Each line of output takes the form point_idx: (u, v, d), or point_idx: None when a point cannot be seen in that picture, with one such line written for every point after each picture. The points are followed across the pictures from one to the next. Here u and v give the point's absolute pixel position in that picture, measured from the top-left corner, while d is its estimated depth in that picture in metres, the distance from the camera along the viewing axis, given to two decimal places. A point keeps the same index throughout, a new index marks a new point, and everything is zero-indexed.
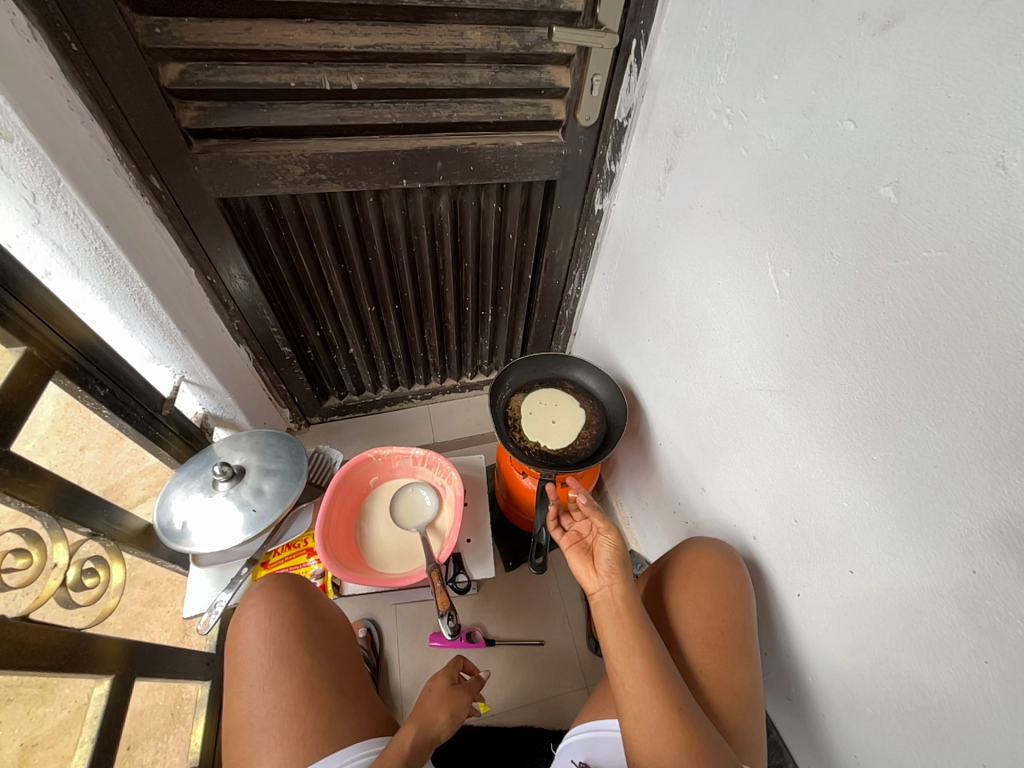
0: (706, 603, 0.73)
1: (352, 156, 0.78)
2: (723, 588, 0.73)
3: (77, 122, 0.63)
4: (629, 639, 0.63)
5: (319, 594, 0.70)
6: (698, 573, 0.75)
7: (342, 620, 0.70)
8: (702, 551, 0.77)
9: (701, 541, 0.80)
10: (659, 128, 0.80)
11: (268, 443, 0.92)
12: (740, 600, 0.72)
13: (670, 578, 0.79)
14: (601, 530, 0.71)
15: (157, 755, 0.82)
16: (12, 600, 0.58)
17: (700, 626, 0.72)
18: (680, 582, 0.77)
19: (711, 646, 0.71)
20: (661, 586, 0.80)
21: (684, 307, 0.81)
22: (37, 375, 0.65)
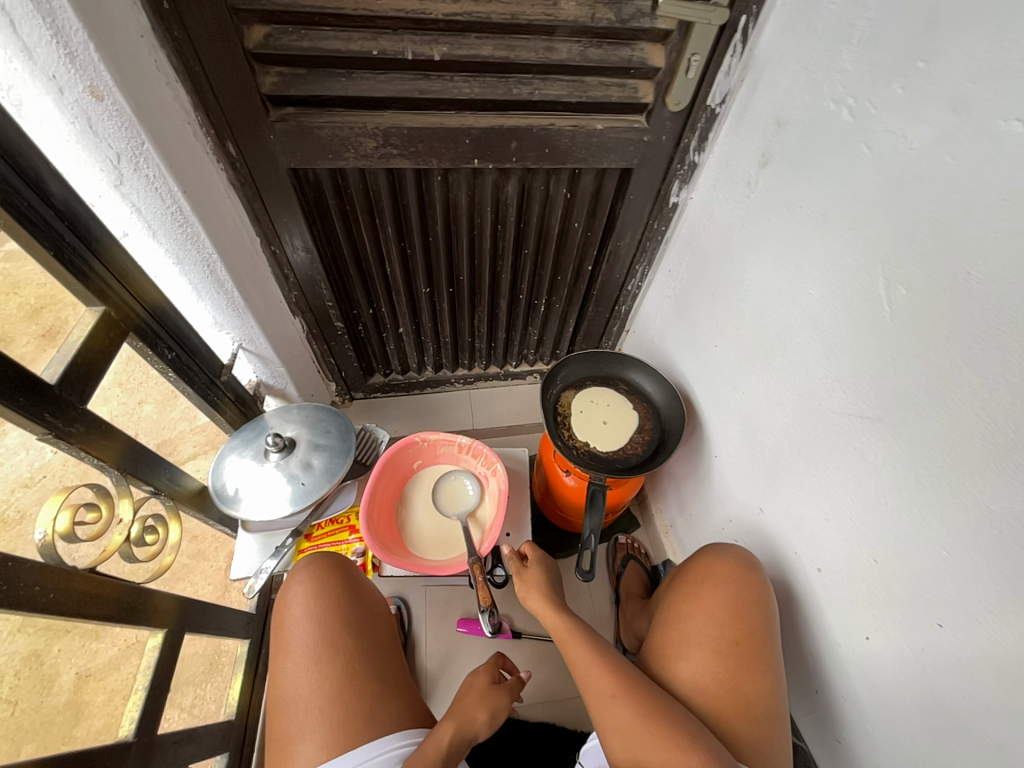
0: (719, 610, 0.70)
1: (426, 131, 0.75)
2: (738, 596, 0.70)
3: (162, 82, 0.62)
4: (569, 637, 0.73)
5: (361, 576, 0.70)
6: (711, 580, 0.73)
7: (381, 603, 0.70)
8: (719, 558, 0.75)
9: (719, 547, 0.78)
10: (757, 117, 0.73)
11: (318, 417, 0.93)
12: (757, 608, 0.69)
13: (685, 582, 0.77)
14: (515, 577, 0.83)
15: (195, 699, 0.86)
16: (79, 551, 0.60)
17: (711, 632, 0.69)
18: (693, 586, 0.75)
19: (723, 653, 0.68)
20: (679, 586, 0.78)
21: (764, 315, 0.75)
22: (113, 335, 0.66)
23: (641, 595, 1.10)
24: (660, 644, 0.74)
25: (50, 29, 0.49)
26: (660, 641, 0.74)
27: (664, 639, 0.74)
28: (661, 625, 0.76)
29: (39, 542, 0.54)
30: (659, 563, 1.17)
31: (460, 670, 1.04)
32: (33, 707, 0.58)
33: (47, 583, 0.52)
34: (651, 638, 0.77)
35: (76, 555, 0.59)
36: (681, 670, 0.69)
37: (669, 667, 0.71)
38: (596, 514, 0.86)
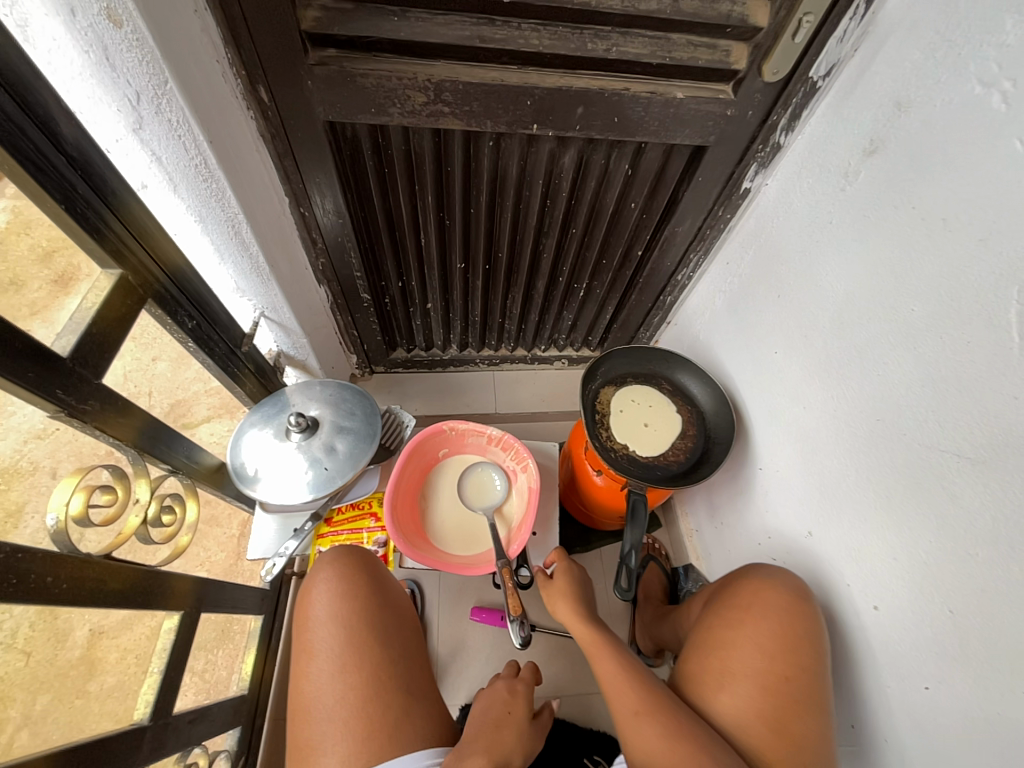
0: (767, 642, 0.64)
1: (483, 88, 0.66)
2: (790, 628, 0.64)
3: (189, 10, 0.53)
4: (597, 649, 0.70)
5: (382, 572, 0.67)
6: (759, 608, 0.67)
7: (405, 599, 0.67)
8: (768, 582, 0.69)
9: (766, 569, 0.72)
10: (869, 96, 0.63)
11: (342, 397, 0.88)
12: (810, 644, 0.64)
13: (725, 606, 0.71)
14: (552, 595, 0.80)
15: (207, 664, 0.86)
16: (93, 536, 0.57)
17: (758, 665, 0.63)
18: (737, 610, 0.69)
19: (771, 690, 0.62)
20: (718, 607, 0.72)
21: (844, 326, 0.68)
22: (131, 302, 0.60)
23: (660, 598, 1.07)
24: (695, 671, 0.68)
25: None
26: (695, 667, 0.68)
27: (702, 666, 0.68)
28: (696, 649, 0.70)
29: (51, 528, 0.50)
30: (680, 567, 1.14)
31: (471, 658, 1.03)
32: (48, 660, 0.55)
33: (59, 573, 0.49)
34: (682, 662, 0.71)
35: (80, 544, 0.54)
36: (721, 703, 0.63)
37: (705, 698, 0.65)
38: (636, 528, 0.82)
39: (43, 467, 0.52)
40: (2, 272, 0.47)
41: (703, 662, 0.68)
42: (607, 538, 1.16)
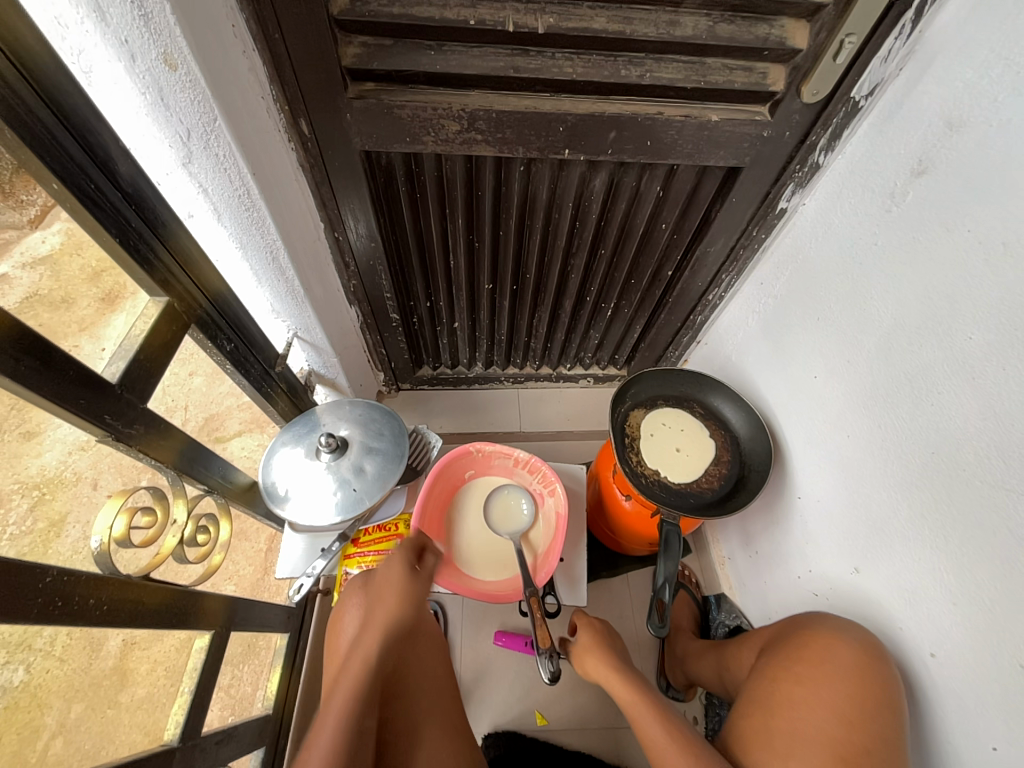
0: (843, 704, 0.58)
1: (516, 116, 0.67)
2: (868, 690, 0.58)
3: (238, 52, 0.56)
4: (642, 705, 0.65)
5: (397, 569, 0.70)
6: (830, 665, 0.61)
7: (417, 586, 0.68)
8: (839, 637, 0.65)
9: (836, 621, 0.68)
10: (916, 116, 0.61)
11: (371, 417, 0.89)
12: (889, 710, 0.57)
13: (792, 660, 0.65)
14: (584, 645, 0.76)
15: (233, 679, 0.87)
16: (133, 556, 0.59)
17: (833, 731, 0.56)
18: (807, 667, 0.63)
19: (848, 763, 0.54)
20: (782, 665, 0.66)
21: (892, 353, 0.64)
22: (176, 328, 0.62)
23: (691, 629, 1.03)
24: (757, 734, 0.61)
25: None
26: (761, 730, 0.61)
27: (765, 731, 0.61)
28: (759, 707, 0.64)
29: (96, 550, 0.51)
30: (711, 596, 1.09)
31: (494, 684, 1.01)
32: (83, 669, 0.59)
33: (101, 594, 0.50)
34: (740, 722, 0.65)
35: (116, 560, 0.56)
36: None
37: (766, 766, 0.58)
38: (670, 560, 0.79)
39: (84, 478, 0.55)
40: (53, 291, 0.50)
41: (767, 729, 0.61)
42: (634, 564, 1.12)
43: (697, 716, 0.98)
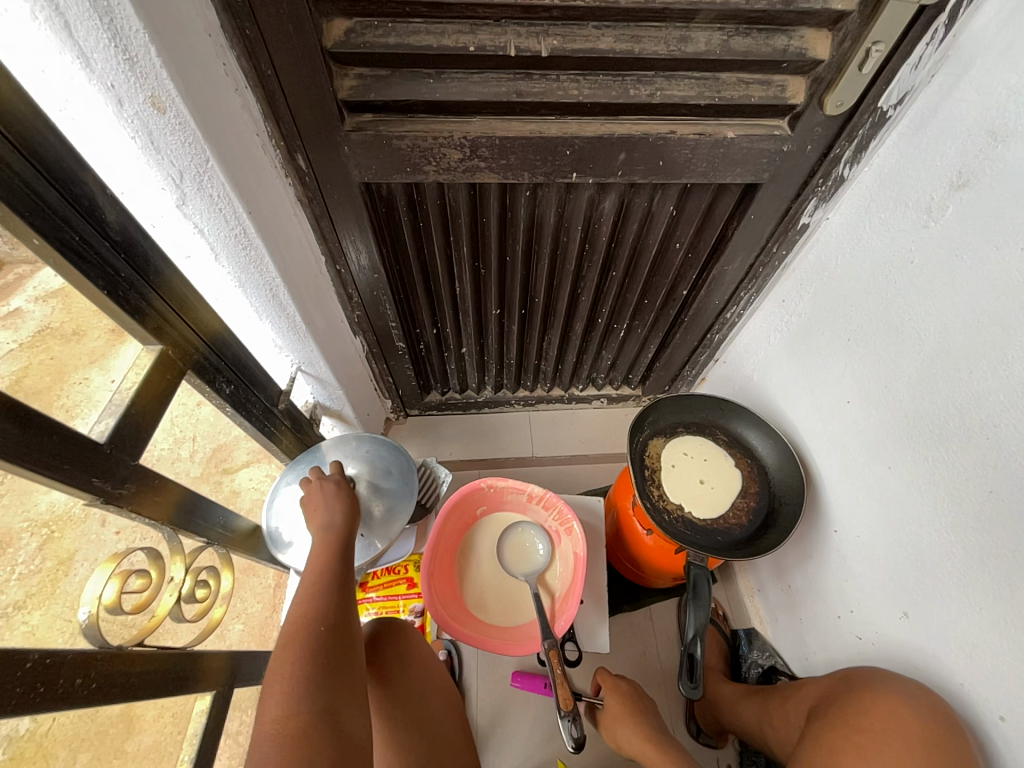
0: None
1: (521, 141, 0.64)
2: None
3: (230, 89, 0.53)
4: None
5: (323, 495, 0.70)
6: (898, 739, 0.56)
7: (346, 509, 0.69)
8: (903, 700, 0.59)
9: (898, 683, 0.62)
10: (953, 125, 0.56)
11: (381, 455, 0.85)
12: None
13: (852, 729, 0.61)
14: (617, 713, 0.71)
15: (240, 730, 0.84)
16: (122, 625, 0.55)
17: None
18: (869, 738, 0.59)
19: None
20: (839, 736, 0.61)
21: (936, 380, 0.59)
22: (171, 376, 0.59)
23: (721, 669, 0.97)
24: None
25: (108, 31, 0.40)
26: None
27: None
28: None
29: (85, 623, 0.48)
30: (741, 631, 1.03)
31: (512, 731, 0.95)
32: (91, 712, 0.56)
33: (89, 672, 0.46)
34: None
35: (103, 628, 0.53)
36: None
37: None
38: (699, 608, 0.74)
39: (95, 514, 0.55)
40: (65, 323, 0.52)
41: None
42: (657, 597, 1.07)
43: (731, 764, 0.92)
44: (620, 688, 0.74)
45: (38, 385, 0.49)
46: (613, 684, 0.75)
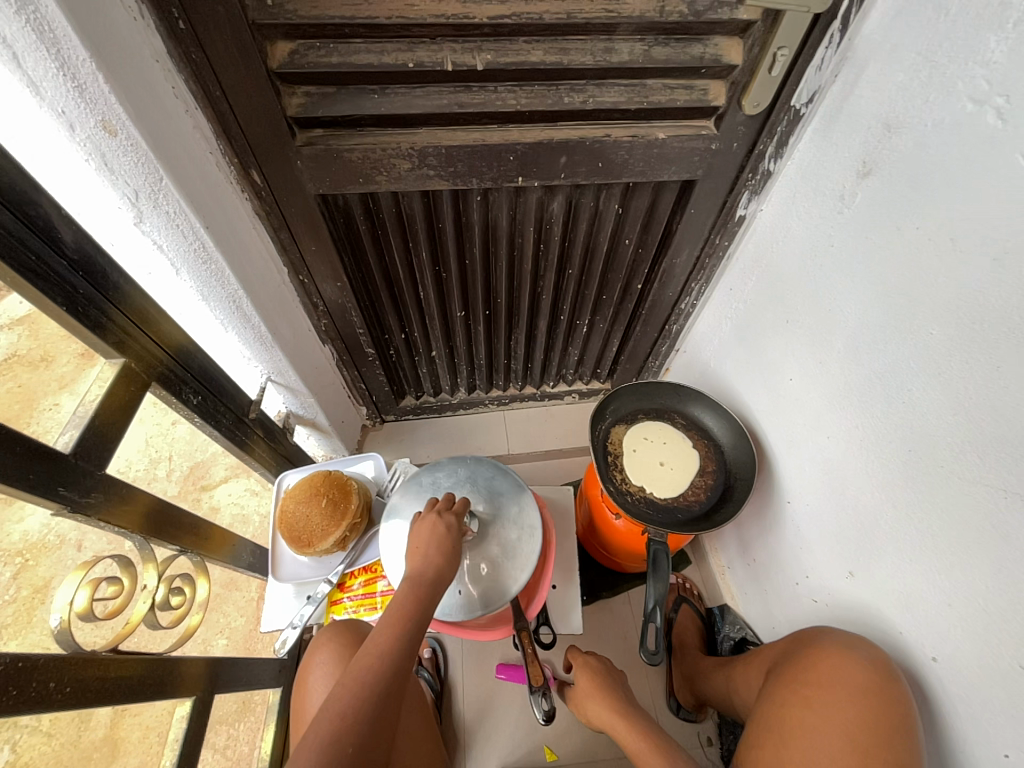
0: (856, 731, 0.57)
1: (466, 149, 0.68)
2: (886, 718, 0.56)
3: (181, 111, 0.56)
4: (652, 751, 0.63)
5: (431, 535, 0.66)
6: (842, 688, 0.60)
7: (442, 564, 0.63)
8: (846, 654, 0.62)
9: (846, 638, 0.66)
10: (856, 119, 0.62)
11: (501, 495, 0.80)
12: (910, 740, 0.55)
13: (799, 684, 0.65)
14: (587, 689, 0.74)
15: (227, 740, 0.85)
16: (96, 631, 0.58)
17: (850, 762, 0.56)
18: (817, 690, 0.62)
19: None
20: (790, 690, 0.66)
21: (858, 352, 0.64)
22: (134, 389, 0.61)
23: (696, 645, 1.00)
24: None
25: (57, 62, 0.43)
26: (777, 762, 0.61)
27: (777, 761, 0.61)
28: (772, 740, 0.63)
29: (56, 628, 0.51)
30: (715, 608, 1.07)
31: (498, 721, 0.97)
32: (72, 741, 0.55)
33: (63, 675, 0.48)
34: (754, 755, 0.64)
35: (76, 634, 0.56)
36: None
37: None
38: (659, 581, 0.77)
39: (70, 542, 0.56)
40: (32, 349, 0.52)
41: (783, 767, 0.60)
42: (634, 582, 1.10)
43: (711, 737, 0.96)
44: (592, 664, 0.77)
45: (8, 412, 0.49)
46: (583, 661, 0.78)
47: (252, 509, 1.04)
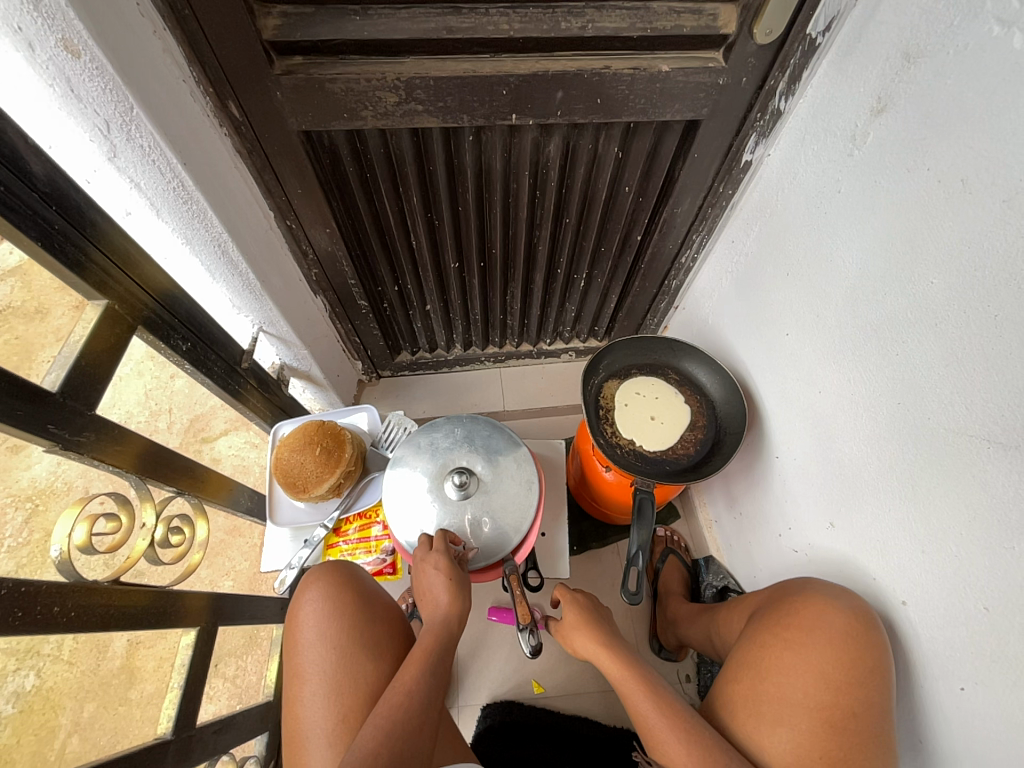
0: (830, 671, 0.60)
1: (456, 81, 0.64)
2: (860, 660, 0.59)
3: (148, 32, 0.52)
4: (630, 677, 0.67)
5: (436, 574, 0.68)
6: (821, 632, 0.62)
7: (451, 604, 0.66)
8: (828, 604, 0.64)
9: (823, 586, 0.67)
10: (874, 50, 0.57)
11: (498, 448, 0.82)
12: (878, 674, 0.59)
13: (781, 626, 0.66)
14: (574, 624, 0.77)
15: (237, 670, 0.94)
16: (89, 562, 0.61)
17: (822, 697, 0.59)
18: (794, 632, 0.64)
19: (833, 723, 0.58)
20: (766, 631, 0.67)
21: (858, 304, 0.62)
22: (119, 331, 0.60)
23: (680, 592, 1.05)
24: (748, 696, 0.65)
25: None
26: (750, 692, 0.64)
27: (750, 692, 0.65)
28: (750, 671, 0.66)
29: (56, 559, 0.53)
30: (700, 559, 1.10)
31: (490, 658, 1.03)
32: (92, 670, 0.63)
33: (67, 601, 0.51)
34: (730, 685, 0.68)
35: (80, 567, 0.60)
36: (777, 736, 0.60)
37: (756, 729, 0.62)
38: (644, 527, 0.79)
39: (76, 487, 0.60)
40: (26, 301, 0.53)
41: (754, 698, 0.64)
42: (623, 533, 1.13)
43: (689, 674, 1.02)
44: (576, 600, 0.79)
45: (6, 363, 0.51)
46: (570, 595, 0.80)
47: (253, 460, 1.07)
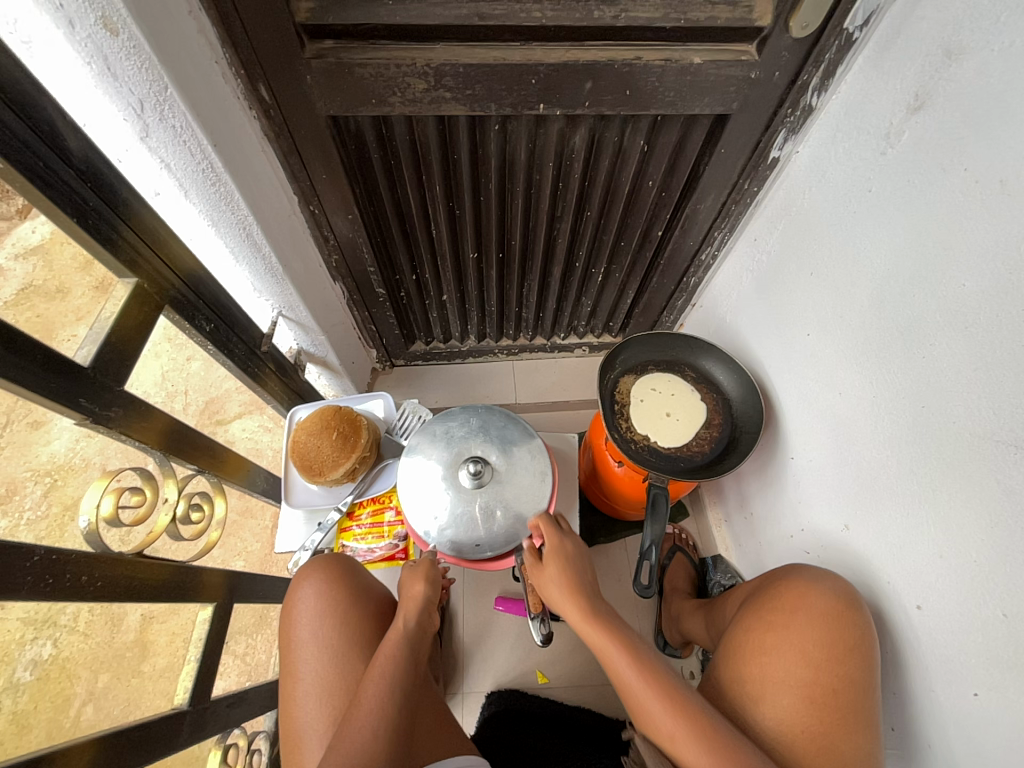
0: (813, 651, 0.59)
1: (484, 69, 0.64)
2: (840, 639, 0.60)
3: (183, 13, 0.52)
4: (612, 643, 0.64)
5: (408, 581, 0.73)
6: (804, 613, 0.62)
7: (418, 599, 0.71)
8: (812, 587, 0.64)
9: (810, 571, 0.67)
10: (912, 45, 0.56)
11: (512, 439, 0.83)
12: (860, 652, 0.59)
13: (765, 610, 0.66)
14: (552, 566, 0.73)
15: (247, 647, 0.96)
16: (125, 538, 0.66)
17: (804, 675, 0.59)
18: (777, 618, 0.64)
19: (817, 702, 0.58)
20: (750, 617, 0.68)
21: (885, 304, 0.62)
22: (147, 309, 0.61)
23: (687, 590, 1.05)
24: (735, 678, 0.64)
25: None
26: (736, 674, 0.64)
27: (739, 673, 0.64)
28: (737, 656, 0.66)
29: (85, 529, 0.55)
30: (708, 558, 1.10)
31: (494, 647, 1.05)
32: (107, 641, 0.66)
33: (94, 571, 0.52)
34: (718, 669, 0.68)
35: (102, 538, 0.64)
36: (763, 714, 0.60)
37: (743, 712, 0.62)
38: (657, 522, 0.79)
39: (95, 463, 0.61)
40: (47, 281, 0.54)
41: (739, 678, 0.64)
42: (632, 529, 1.14)
43: (693, 671, 1.03)
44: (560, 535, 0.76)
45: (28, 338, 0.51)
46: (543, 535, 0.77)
47: (267, 444, 1.09)
